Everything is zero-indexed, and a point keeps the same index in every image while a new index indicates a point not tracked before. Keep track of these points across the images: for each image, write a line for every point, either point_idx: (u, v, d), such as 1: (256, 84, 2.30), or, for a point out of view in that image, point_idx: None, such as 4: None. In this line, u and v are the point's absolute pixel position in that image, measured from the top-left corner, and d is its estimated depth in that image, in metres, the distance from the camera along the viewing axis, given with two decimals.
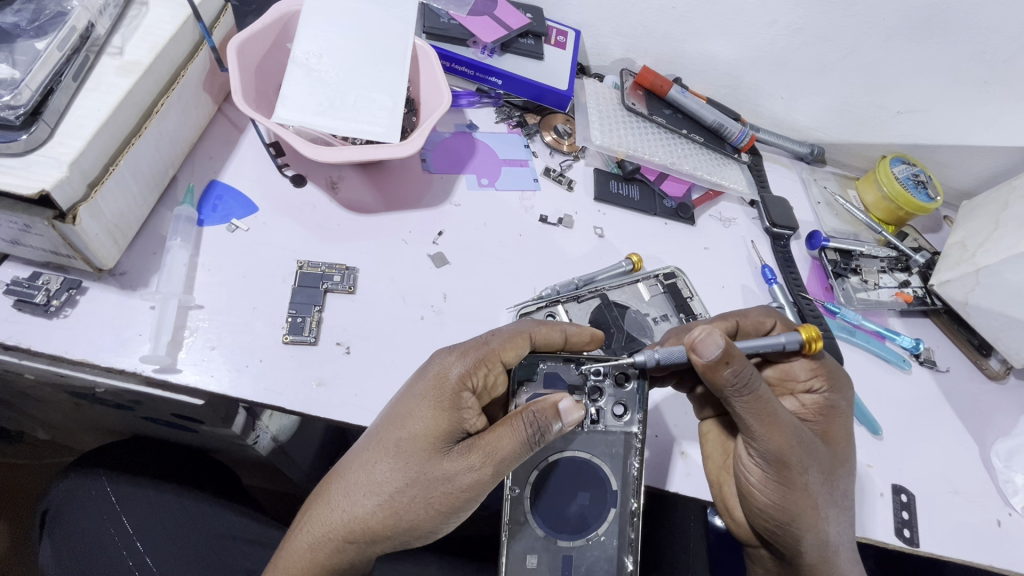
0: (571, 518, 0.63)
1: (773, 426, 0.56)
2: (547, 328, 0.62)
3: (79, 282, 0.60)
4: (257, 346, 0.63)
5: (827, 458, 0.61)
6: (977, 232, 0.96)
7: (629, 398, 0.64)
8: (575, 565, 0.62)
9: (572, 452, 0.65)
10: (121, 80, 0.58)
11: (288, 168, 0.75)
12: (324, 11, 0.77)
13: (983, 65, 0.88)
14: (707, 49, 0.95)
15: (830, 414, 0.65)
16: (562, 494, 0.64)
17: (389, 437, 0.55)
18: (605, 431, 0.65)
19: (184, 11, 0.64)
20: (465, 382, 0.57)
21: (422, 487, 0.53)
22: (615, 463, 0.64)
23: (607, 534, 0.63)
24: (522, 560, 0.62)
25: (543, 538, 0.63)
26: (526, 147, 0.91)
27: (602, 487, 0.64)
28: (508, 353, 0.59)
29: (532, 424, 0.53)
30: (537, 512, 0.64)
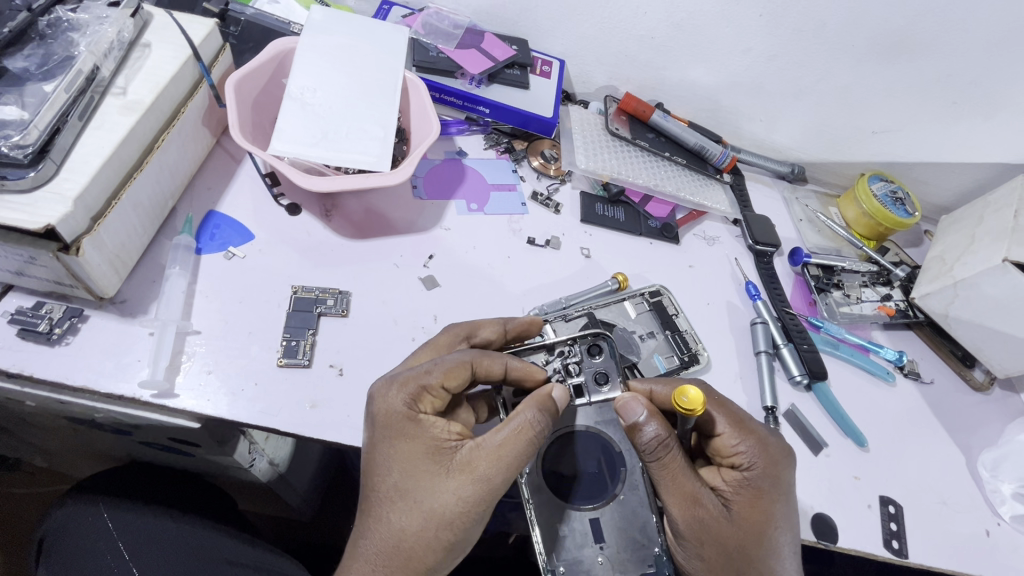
0: (588, 483, 0.65)
1: (678, 490, 0.59)
2: (489, 360, 0.61)
3: (81, 311, 0.62)
4: (253, 369, 0.65)
5: (738, 538, 0.59)
6: (954, 246, 0.99)
7: (606, 366, 0.66)
8: (604, 525, 0.64)
9: (569, 427, 0.67)
10: (124, 119, 0.61)
11: (283, 197, 0.78)
12: (318, 47, 0.81)
13: (951, 87, 0.93)
14: (687, 76, 1.00)
15: (755, 494, 0.61)
16: (574, 465, 0.66)
17: (387, 480, 0.56)
18: (590, 401, 0.66)
19: (184, 52, 0.68)
20: (417, 411, 0.58)
21: (441, 516, 0.54)
22: (616, 428, 0.67)
23: (627, 492, 0.65)
24: (553, 532, 0.63)
25: (567, 507, 0.64)
26: (515, 172, 0.94)
27: (609, 451, 0.67)
28: (452, 381, 0.59)
29: (532, 415, 0.56)
30: (554, 486, 0.65)
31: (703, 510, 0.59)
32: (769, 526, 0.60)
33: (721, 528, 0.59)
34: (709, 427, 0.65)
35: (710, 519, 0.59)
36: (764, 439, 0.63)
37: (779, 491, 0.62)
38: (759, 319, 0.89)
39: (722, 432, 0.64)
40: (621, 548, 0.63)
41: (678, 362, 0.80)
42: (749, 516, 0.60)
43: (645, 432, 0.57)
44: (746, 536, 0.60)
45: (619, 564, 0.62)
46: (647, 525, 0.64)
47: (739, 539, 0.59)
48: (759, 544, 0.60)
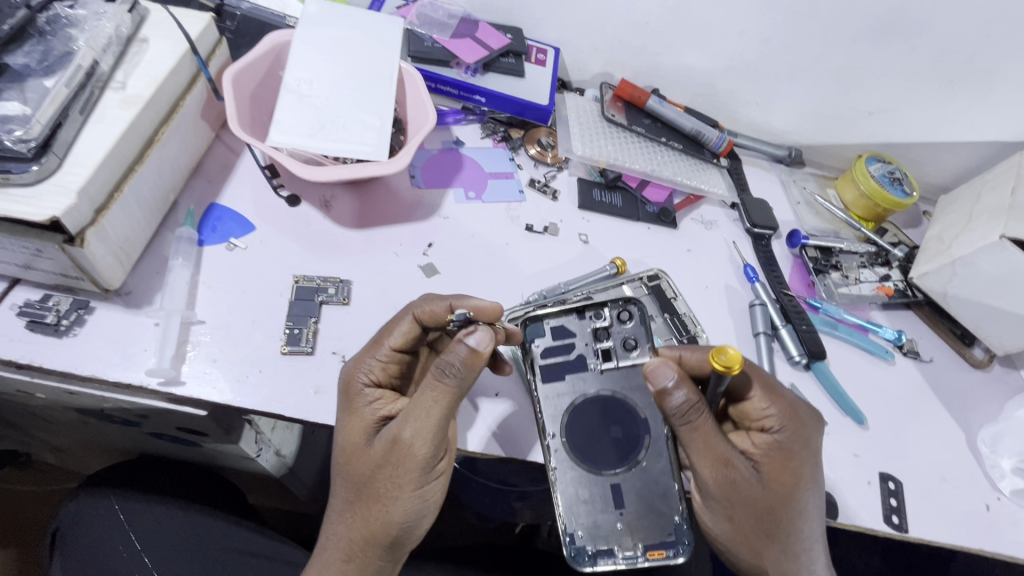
0: (612, 448, 0.67)
1: (708, 455, 0.60)
2: (429, 306, 0.63)
3: (88, 303, 0.63)
4: (256, 356, 0.66)
5: (768, 499, 0.60)
6: (952, 225, 0.99)
7: (636, 332, 0.71)
8: (625, 491, 0.66)
9: (595, 390, 0.69)
10: (124, 113, 0.62)
11: (283, 189, 0.79)
12: (314, 39, 0.82)
13: (947, 65, 0.93)
14: (682, 60, 1.00)
15: (784, 456, 0.62)
16: (597, 431, 0.68)
17: (337, 449, 0.61)
18: (617, 365, 0.70)
19: (182, 45, 0.68)
20: (369, 383, 0.62)
21: (374, 480, 0.58)
22: (642, 395, 0.69)
23: (649, 459, 0.67)
24: (574, 494, 0.65)
25: (588, 472, 0.66)
26: (513, 161, 0.95)
27: (633, 417, 0.68)
28: (401, 346, 0.63)
29: (441, 373, 0.55)
30: (579, 451, 0.66)
31: (733, 471, 0.60)
32: (799, 488, 0.61)
33: (753, 490, 0.60)
34: (735, 391, 0.66)
35: (741, 482, 0.60)
36: (792, 401, 0.64)
37: (809, 453, 0.63)
38: (757, 301, 0.89)
39: (750, 397, 0.65)
40: (640, 515, 0.65)
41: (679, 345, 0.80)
42: (779, 478, 0.61)
43: (679, 398, 0.58)
44: (776, 497, 0.61)
45: (637, 528, 0.64)
46: (667, 492, 0.65)
47: (769, 499, 0.60)
48: (788, 504, 0.61)
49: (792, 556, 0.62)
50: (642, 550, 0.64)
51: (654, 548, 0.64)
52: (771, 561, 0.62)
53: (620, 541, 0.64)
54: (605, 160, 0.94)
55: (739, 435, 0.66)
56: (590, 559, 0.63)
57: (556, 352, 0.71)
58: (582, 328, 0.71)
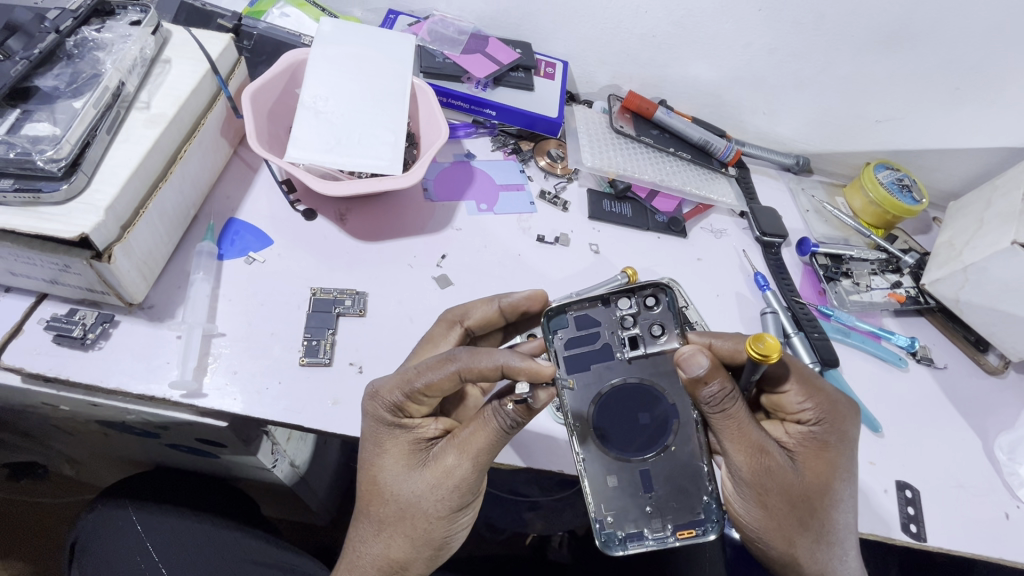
0: (639, 435, 0.65)
1: (743, 444, 0.59)
2: (475, 360, 0.57)
3: (112, 316, 0.64)
4: (276, 368, 0.66)
5: (804, 489, 0.61)
6: (963, 231, 0.99)
7: (663, 317, 0.66)
8: (654, 475, 0.64)
9: (622, 380, 0.66)
10: (149, 132, 0.63)
11: (300, 203, 0.80)
12: (329, 57, 0.84)
13: (953, 73, 0.94)
14: (689, 72, 1.01)
15: (819, 448, 0.63)
16: (625, 417, 0.65)
17: (368, 469, 0.62)
18: (646, 352, 0.66)
19: (203, 66, 0.70)
20: (400, 411, 0.62)
21: (413, 507, 0.59)
22: (670, 381, 0.66)
23: (677, 444, 0.65)
24: (602, 481, 0.64)
25: (616, 459, 0.65)
26: (524, 174, 0.96)
27: (660, 403, 0.66)
28: (436, 388, 0.59)
29: (495, 416, 0.56)
30: (605, 438, 0.65)
31: (769, 460, 0.60)
32: (832, 477, 0.62)
33: (788, 480, 0.60)
34: (768, 383, 0.67)
35: (777, 471, 0.60)
36: (828, 393, 0.64)
37: (844, 446, 0.64)
38: (768, 309, 0.89)
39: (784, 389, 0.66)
40: (669, 497, 0.64)
41: None
42: (816, 468, 0.62)
43: (715, 385, 0.57)
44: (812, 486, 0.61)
45: (667, 510, 0.63)
46: (697, 474, 0.64)
47: (806, 489, 0.61)
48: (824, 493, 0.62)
49: (823, 545, 0.62)
50: (672, 530, 0.63)
51: (684, 528, 0.63)
52: (805, 550, 0.62)
53: (650, 524, 0.63)
54: (614, 171, 0.95)
55: (772, 426, 0.67)
56: (620, 543, 0.62)
57: (582, 342, 0.66)
58: (609, 316, 0.67)
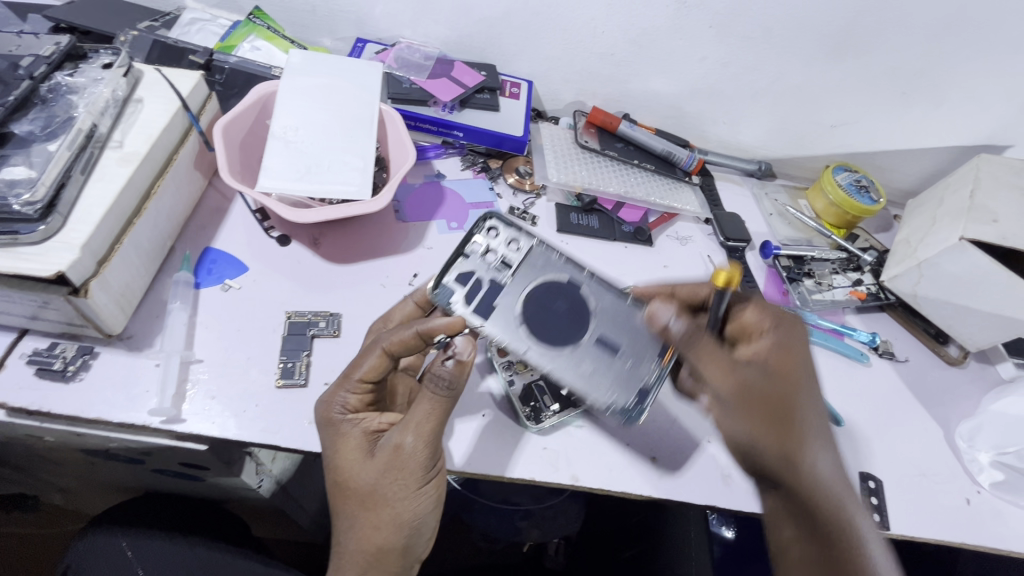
0: (572, 317, 0.72)
1: (710, 359, 0.63)
2: (398, 335, 0.64)
3: (92, 348, 0.67)
4: (253, 391, 0.69)
5: (781, 380, 0.61)
6: (918, 229, 1.03)
7: (509, 228, 0.74)
8: (607, 334, 0.71)
9: (524, 293, 0.72)
10: (122, 169, 0.66)
11: (274, 230, 0.83)
12: (298, 88, 0.87)
13: (898, 78, 0.98)
14: (649, 86, 1.05)
15: (786, 354, 0.64)
16: (547, 313, 0.71)
17: (331, 475, 0.64)
18: (520, 263, 0.73)
19: (174, 104, 0.73)
20: (347, 409, 0.65)
21: (378, 498, 0.61)
22: (554, 266, 0.73)
23: (597, 301, 0.73)
24: (584, 381, 0.69)
25: (576, 357, 0.70)
26: (494, 194, 0.99)
27: (560, 286, 0.73)
28: (373, 375, 0.65)
29: (429, 388, 0.60)
30: (551, 340, 0.70)
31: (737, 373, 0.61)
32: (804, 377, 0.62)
33: (761, 377, 0.61)
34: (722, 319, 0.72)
35: (751, 377, 0.61)
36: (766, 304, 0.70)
37: (801, 346, 0.66)
38: None
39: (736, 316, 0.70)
40: (633, 344, 0.71)
41: None
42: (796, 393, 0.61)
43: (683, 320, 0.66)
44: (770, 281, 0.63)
45: (641, 351, 0.71)
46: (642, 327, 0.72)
47: (786, 398, 0.60)
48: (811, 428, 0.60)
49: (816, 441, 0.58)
50: (659, 364, 0.71)
51: (665, 355, 0.71)
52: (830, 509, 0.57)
53: (644, 371, 0.70)
54: (575, 180, 0.99)
55: None
56: (640, 408, 0.69)
57: (470, 296, 0.71)
58: (477, 262, 0.72)
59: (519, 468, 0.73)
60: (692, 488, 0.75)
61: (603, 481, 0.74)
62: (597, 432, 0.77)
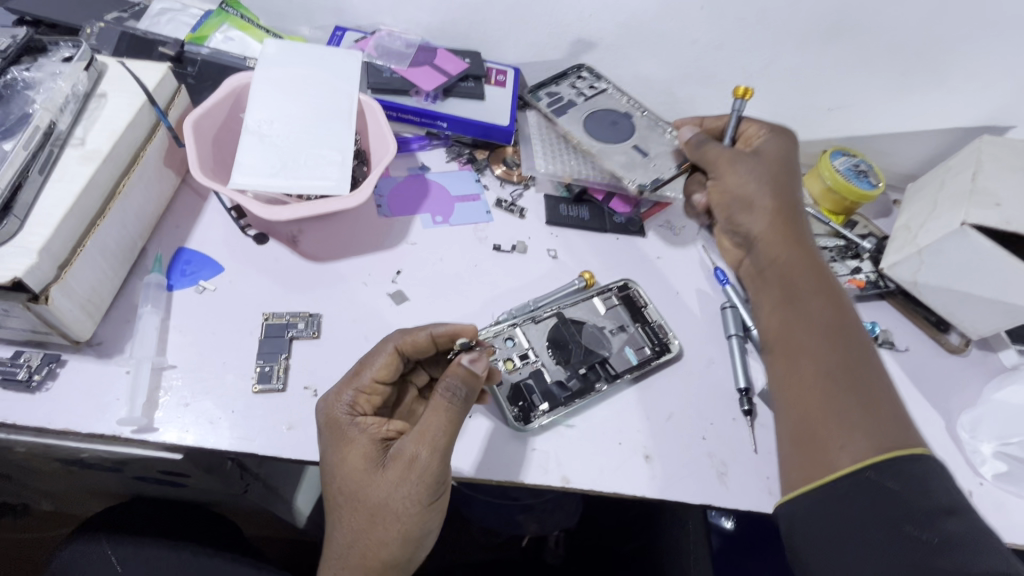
0: (624, 126, 0.97)
1: (724, 169, 0.83)
2: (410, 339, 0.65)
3: (59, 356, 0.64)
4: (228, 397, 0.66)
5: (773, 183, 0.81)
6: (918, 214, 1.00)
7: (592, 93, 1.01)
8: (638, 131, 0.97)
9: (594, 99, 0.99)
10: (84, 168, 0.63)
11: (250, 228, 0.80)
12: (272, 79, 0.83)
13: (898, 58, 0.95)
14: (640, 71, 1.02)
15: (779, 158, 0.83)
16: (606, 124, 0.97)
17: (332, 483, 0.60)
18: (597, 114, 0.98)
19: (139, 98, 0.70)
20: (356, 413, 0.63)
21: (382, 510, 0.57)
22: (616, 110, 0.99)
23: (642, 120, 0.99)
24: (613, 149, 0.94)
25: (616, 137, 0.96)
26: (553, 81, 1.01)
27: (622, 117, 0.98)
28: (384, 375, 0.65)
29: (447, 391, 0.59)
30: (599, 128, 0.96)
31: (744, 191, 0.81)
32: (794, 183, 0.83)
33: (758, 170, 0.82)
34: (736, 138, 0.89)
35: (755, 181, 0.81)
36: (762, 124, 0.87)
37: (791, 156, 0.84)
38: (728, 303, 0.90)
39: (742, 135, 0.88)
40: (659, 160, 0.95)
41: (650, 352, 0.82)
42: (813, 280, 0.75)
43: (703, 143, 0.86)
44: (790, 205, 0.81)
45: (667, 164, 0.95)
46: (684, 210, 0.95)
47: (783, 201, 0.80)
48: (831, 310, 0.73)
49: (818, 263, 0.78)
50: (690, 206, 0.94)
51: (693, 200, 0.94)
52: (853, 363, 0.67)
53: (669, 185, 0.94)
54: (630, 102, 1.00)
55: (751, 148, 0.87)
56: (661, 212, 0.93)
57: (553, 99, 0.99)
58: (567, 84, 1.01)
59: (506, 471, 0.70)
60: (686, 487, 0.73)
61: (595, 482, 0.72)
62: (588, 432, 0.75)
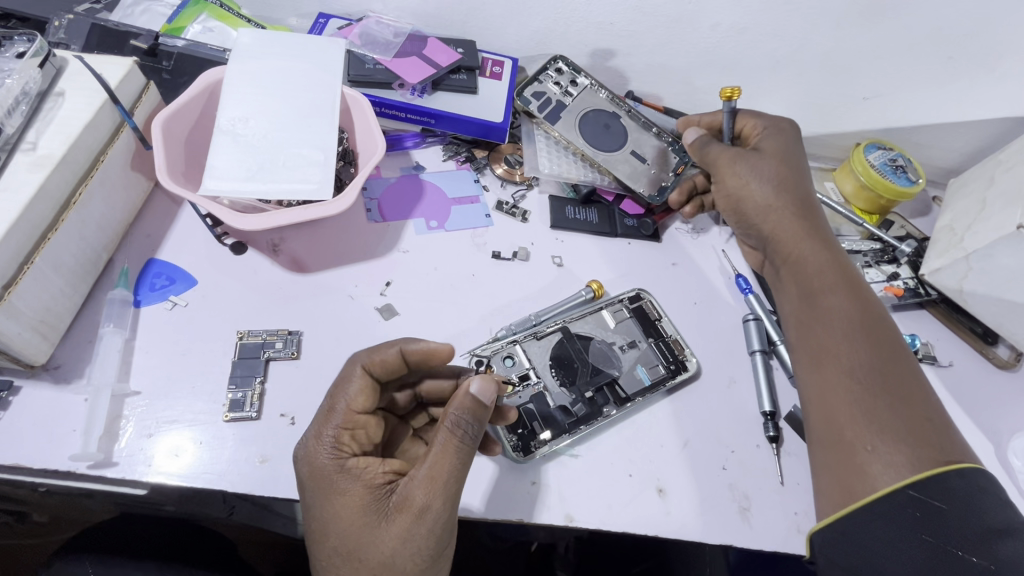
0: (616, 130, 0.89)
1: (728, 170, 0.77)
2: (378, 355, 0.59)
3: (11, 383, 0.59)
4: (197, 426, 0.61)
5: (782, 179, 0.75)
6: (964, 214, 0.90)
7: (573, 90, 0.91)
8: (632, 133, 0.89)
9: (580, 103, 0.90)
10: (33, 176, 0.57)
11: (227, 237, 0.74)
12: (250, 74, 0.77)
13: (944, 41, 0.85)
14: (655, 59, 0.93)
15: (782, 151, 0.77)
16: (601, 131, 0.88)
17: (326, 541, 0.52)
18: (584, 116, 0.89)
19: (99, 96, 0.64)
20: (346, 459, 0.55)
21: (388, 568, 0.50)
22: (603, 108, 0.90)
23: (631, 120, 0.90)
24: (616, 164, 0.87)
25: (614, 146, 0.88)
26: (534, 78, 0.90)
27: (612, 118, 0.89)
28: (362, 404, 0.58)
29: (456, 425, 0.53)
30: (596, 139, 0.87)
31: (747, 189, 0.75)
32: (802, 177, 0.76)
33: (763, 167, 0.75)
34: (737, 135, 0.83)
35: (760, 180, 0.75)
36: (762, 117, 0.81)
37: (794, 148, 0.78)
38: (751, 315, 0.81)
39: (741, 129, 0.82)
40: (658, 165, 0.88)
41: (664, 371, 0.74)
42: (831, 276, 0.68)
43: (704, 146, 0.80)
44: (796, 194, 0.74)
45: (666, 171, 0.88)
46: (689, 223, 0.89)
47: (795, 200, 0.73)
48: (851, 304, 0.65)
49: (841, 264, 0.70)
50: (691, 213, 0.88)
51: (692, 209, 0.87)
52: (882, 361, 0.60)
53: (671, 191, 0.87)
54: (616, 99, 0.91)
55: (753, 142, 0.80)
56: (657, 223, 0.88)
57: (541, 108, 0.89)
58: (544, 86, 0.91)
59: (503, 508, 0.64)
60: (705, 525, 0.66)
61: (602, 519, 0.65)
62: (594, 462, 0.68)
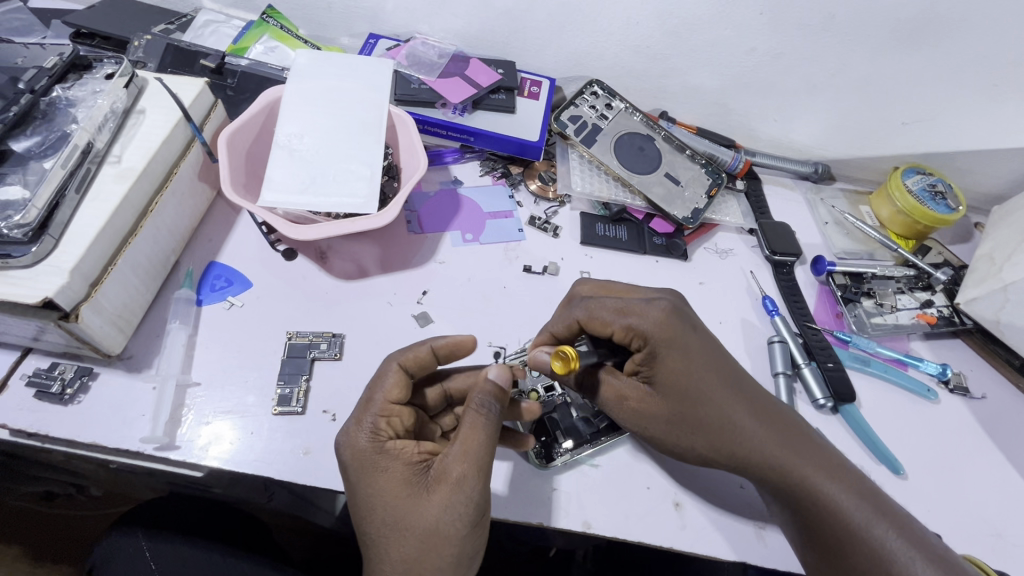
0: (651, 153, 0.92)
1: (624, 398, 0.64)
2: (413, 354, 0.64)
3: (92, 369, 0.66)
4: (249, 417, 0.66)
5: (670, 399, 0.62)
6: (1004, 244, 0.89)
7: (608, 113, 0.94)
8: (666, 156, 0.93)
9: (615, 126, 0.94)
10: (118, 187, 0.64)
11: (280, 243, 0.80)
12: (306, 92, 0.83)
13: (988, 69, 0.84)
14: (689, 82, 0.95)
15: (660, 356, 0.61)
16: (635, 154, 0.92)
17: (372, 517, 0.56)
18: (620, 138, 0.93)
19: (175, 114, 0.71)
20: (382, 441, 0.59)
21: (433, 535, 0.54)
22: (638, 132, 0.94)
23: (665, 143, 0.94)
24: (650, 185, 0.90)
25: (648, 168, 0.91)
26: (571, 101, 0.94)
27: (647, 141, 0.93)
28: (397, 395, 0.62)
29: (482, 407, 0.57)
30: (631, 162, 0.91)
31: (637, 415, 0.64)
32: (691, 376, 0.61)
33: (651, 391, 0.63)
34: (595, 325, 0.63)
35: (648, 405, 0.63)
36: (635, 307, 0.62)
37: (667, 341, 0.61)
38: (777, 337, 0.83)
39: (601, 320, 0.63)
40: (692, 187, 0.91)
41: None
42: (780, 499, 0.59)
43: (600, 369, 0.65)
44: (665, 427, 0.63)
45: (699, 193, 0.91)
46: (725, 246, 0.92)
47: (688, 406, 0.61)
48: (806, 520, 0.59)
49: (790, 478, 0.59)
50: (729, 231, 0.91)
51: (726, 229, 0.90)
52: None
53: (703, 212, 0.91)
54: (650, 122, 0.94)
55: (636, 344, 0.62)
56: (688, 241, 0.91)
57: (577, 130, 0.92)
58: (581, 108, 0.94)
59: (524, 512, 0.67)
60: (718, 541, 0.68)
61: (618, 529, 0.67)
62: (613, 474, 0.70)
